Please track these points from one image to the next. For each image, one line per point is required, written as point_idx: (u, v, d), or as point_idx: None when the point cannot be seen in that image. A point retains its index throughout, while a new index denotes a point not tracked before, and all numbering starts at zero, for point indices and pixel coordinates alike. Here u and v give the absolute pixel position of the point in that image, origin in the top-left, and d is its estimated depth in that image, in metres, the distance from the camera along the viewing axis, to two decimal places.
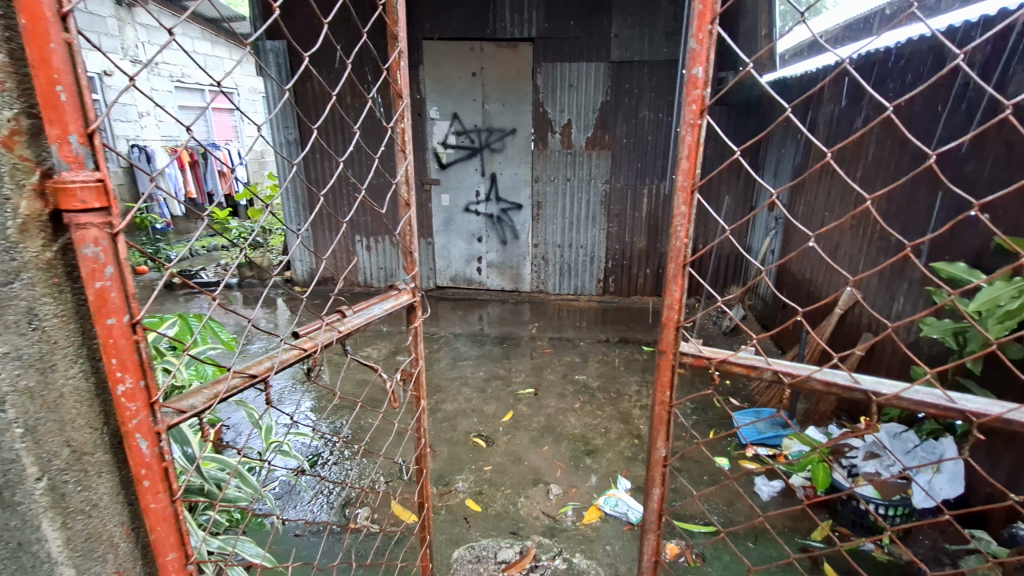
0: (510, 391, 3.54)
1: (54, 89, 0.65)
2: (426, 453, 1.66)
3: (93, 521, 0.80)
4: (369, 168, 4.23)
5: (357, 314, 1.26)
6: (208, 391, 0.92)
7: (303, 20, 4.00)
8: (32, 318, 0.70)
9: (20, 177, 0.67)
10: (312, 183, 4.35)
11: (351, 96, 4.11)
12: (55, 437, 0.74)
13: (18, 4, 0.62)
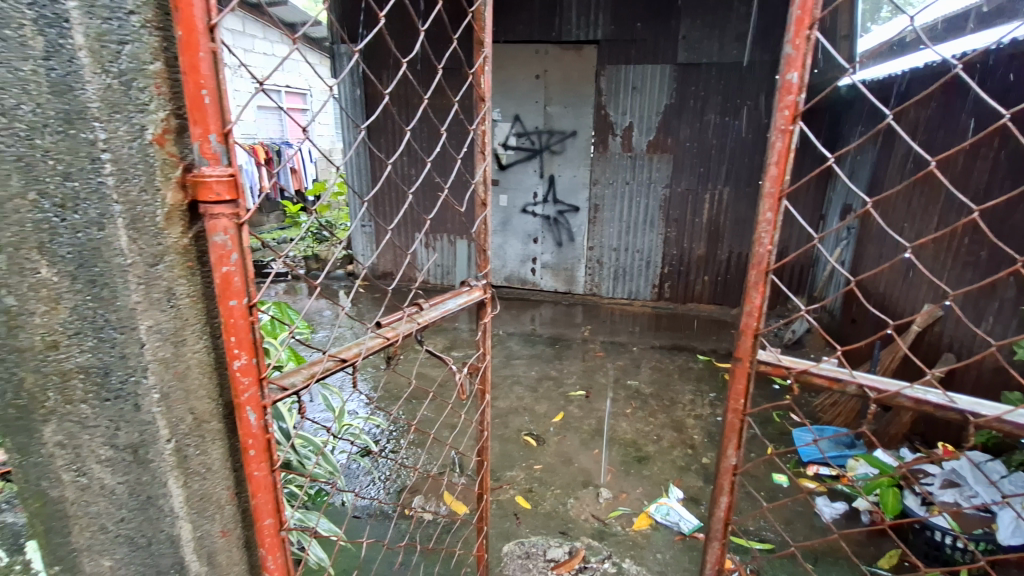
0: (561, 392, 3.55)
1: (200, 93, 0.72)
2: (488, 445, 1.71)
3: (206, 483, 0.89)
4: (430, 169, 4.36)
5: (433, 307, 1.32)
6: (306, 371, 1.00)
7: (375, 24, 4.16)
8: (170, 297, 0.78)
9: (167, 171, 0.74)
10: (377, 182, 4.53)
11: (417, 97, 4.25)
12: (182, 404, 0.83)
13: (178, 18, 0.69)
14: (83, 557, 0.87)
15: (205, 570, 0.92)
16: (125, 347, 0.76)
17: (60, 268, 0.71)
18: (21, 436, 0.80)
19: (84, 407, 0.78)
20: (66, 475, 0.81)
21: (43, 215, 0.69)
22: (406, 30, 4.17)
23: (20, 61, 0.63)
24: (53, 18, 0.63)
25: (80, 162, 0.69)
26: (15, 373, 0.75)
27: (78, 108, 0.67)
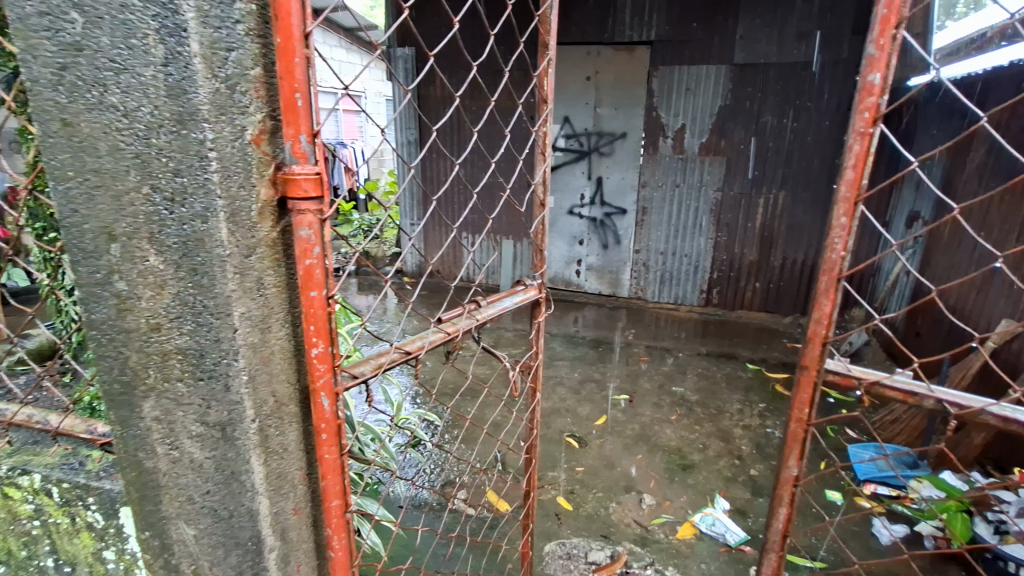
0: (604, 395, 3.53)
1: (294, 96, 0.76)
2: (537, 443, 1.72)
3: (283, 462, 0.94)
4: (479, 170, 4.43)
5: (491, 305, 1.35)
6: (374, 361, 1.05)
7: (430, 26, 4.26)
8: (260, 287, 0.83)
9: (261, 168, 0.78)
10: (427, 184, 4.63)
11: (468, 99, 4.32)
12: (266, 387, 0.88)
13: (278, 26, 0.73)
14: (171, 524, 0.96)
15: (279, 546, 0.96)
16: (219, 332, 0.82)
17: (166, 256, 0.78)
18: (123, 411, 0.90)
19: (180, 386, 0.85)
20: (160, 448, 0.90)
21: (155, 208, 0.76)
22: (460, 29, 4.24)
23: (144, 68, 0.70)
24: (173, 27, 0.68)
25: (188, 159, 0.74)
26: (123, 351, 0.84)
27: (189, 109, 0.72)
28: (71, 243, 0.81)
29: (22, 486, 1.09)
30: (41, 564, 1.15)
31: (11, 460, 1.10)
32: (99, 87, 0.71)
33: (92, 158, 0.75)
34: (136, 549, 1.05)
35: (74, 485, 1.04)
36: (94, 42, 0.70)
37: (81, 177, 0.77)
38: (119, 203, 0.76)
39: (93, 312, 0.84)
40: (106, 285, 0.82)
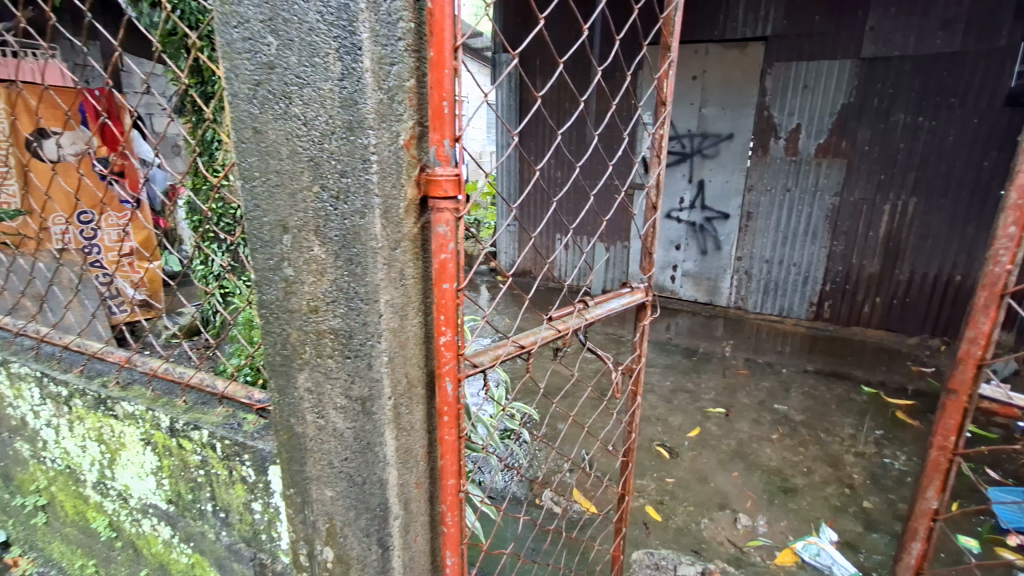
0: (698, 407, 3.40)
1: (442, 104, 0.83)
2: (634, 447, 1.71)
3: (409, 438, 1.02)
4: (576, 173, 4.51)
5: (599, 305, 1.37)
6: (493, 352, 1.12)
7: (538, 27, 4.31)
8: (401, 277, 0.92)
9: (409, 170, 0.87)
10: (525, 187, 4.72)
11: (568, 101, 4.39)
12: (401, 368, 0.97)
13: (433, 40, 0.80)
14: (313, 483, 1.08)
15: (402, 515, 1.05)
16: (367, 316, 0.91)
17: (328, 247, 0.89)
18: (281, 381, 1.03)
19: (330, 361, 0.96)
20: (310, 416, 1.03)
21: (323, 204, 0.86)
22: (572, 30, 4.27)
23: (323, 82, 0.80)
24: (350, 46, 0.77)
25: (354, 162, 0.83)
26: (287, 328, 0.97)
27: (358, 118, 0.81)
28: (251, 233, 0.95)
29: (193, 439, 1.27)
30: (201, 507, 1.34)
31: (186, 416, 1.28)
32: (285, 100, 0.83)
33: (275, 161, 0.87)
34: (280, 503, 1.20)
35: (235, 442, 1.20)
36: (284, 62, 0.81)
37: (264, 177, 0.89)
38: (294, 200, 0.88)
39: (265, 293, 0.98)
40: (277, 270, 0.94)
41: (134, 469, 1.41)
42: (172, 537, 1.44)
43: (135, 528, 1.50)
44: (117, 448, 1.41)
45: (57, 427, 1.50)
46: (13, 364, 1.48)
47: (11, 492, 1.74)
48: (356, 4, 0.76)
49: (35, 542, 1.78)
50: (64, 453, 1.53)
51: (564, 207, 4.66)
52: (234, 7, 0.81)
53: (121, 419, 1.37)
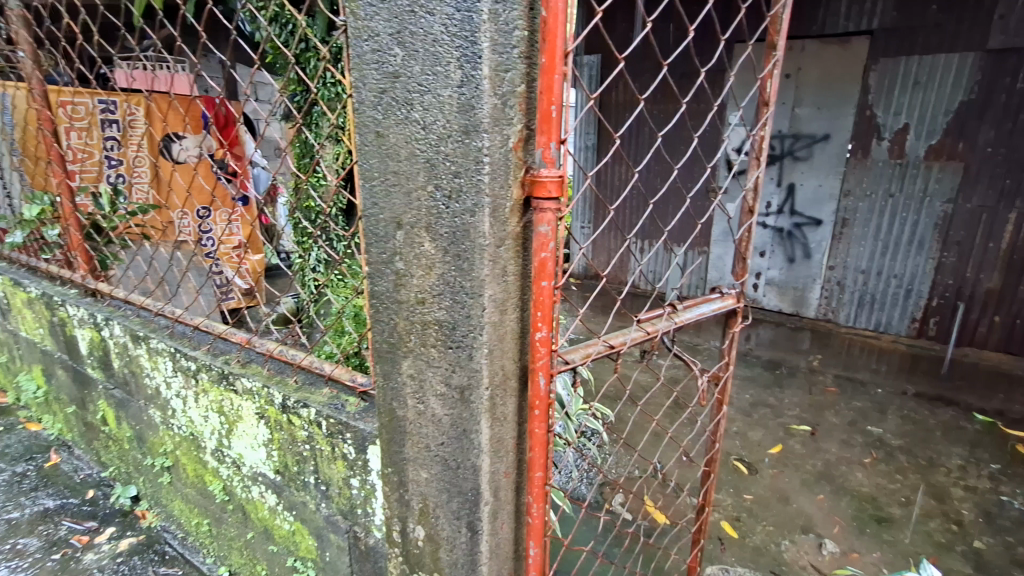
0: (780, 423, 3.22)
1: (550, 108, 0.86)
2: (716, 457, 1.66)
3: (501, 429, 1.07)
4: (671, 177, 4.32)
5: (689, 309, 1.35)
6: (584, 349, 1.14)
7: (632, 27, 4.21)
8: (503, 274, 0.96)
9: (516, 171, 0.91)
10: (602, 189, 4.66)
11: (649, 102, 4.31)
12: (499, 360, 1.01)
13: (546, 48, 0.83)
14: (410, 465, 1.15)
15: (491, 502, 1.10)
16: (471, 310, 0.96)
17: (438, 243, 0.95)
18: (386, 366, 1.11)
19: (433, 350, 1.02)
20: (411, 400, 1.09)
21: (436, 203, 0.92)
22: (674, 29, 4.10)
23: (443, 89, 0.86)
24: (471, 55, 0.82)
25: (468, 164, 0.88)
26: (395, 318, 1.05)
27: (474, 123, 0.85)
28: (368, 229, 1.03)
29: (301, 416, 1.39)
30: (305, 479, 1.46)
31: (297, 394, 1.40)
32: (407, 106, 0.89)
33: (394, 161, 0.94)
34: (377, 481, 1.29)
35: (339, 420, 1.31)
36: (409, 70, 0.87)
37: (383, 177, 0.97)
38: (410, 198, 0.95)
39: (376, 285, 1.06)
40: (389, 264, 1.02)
41: (248, 440, 1.56)
42: (277, 504, 1.58)
43: (245, 494, 1.66)
44: (235, 420, 1.57)
45: (185, 398, 1.68)
46: (152, 340, 1.68)
47: (143, 453, 1.98)
48: (478, 15, 0.80)
49: (160, 499, 2.02)
50: (189, 422, 1.72)
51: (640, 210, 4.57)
52: (365, 21, 0.89)
53: (239, 394, 1.52)
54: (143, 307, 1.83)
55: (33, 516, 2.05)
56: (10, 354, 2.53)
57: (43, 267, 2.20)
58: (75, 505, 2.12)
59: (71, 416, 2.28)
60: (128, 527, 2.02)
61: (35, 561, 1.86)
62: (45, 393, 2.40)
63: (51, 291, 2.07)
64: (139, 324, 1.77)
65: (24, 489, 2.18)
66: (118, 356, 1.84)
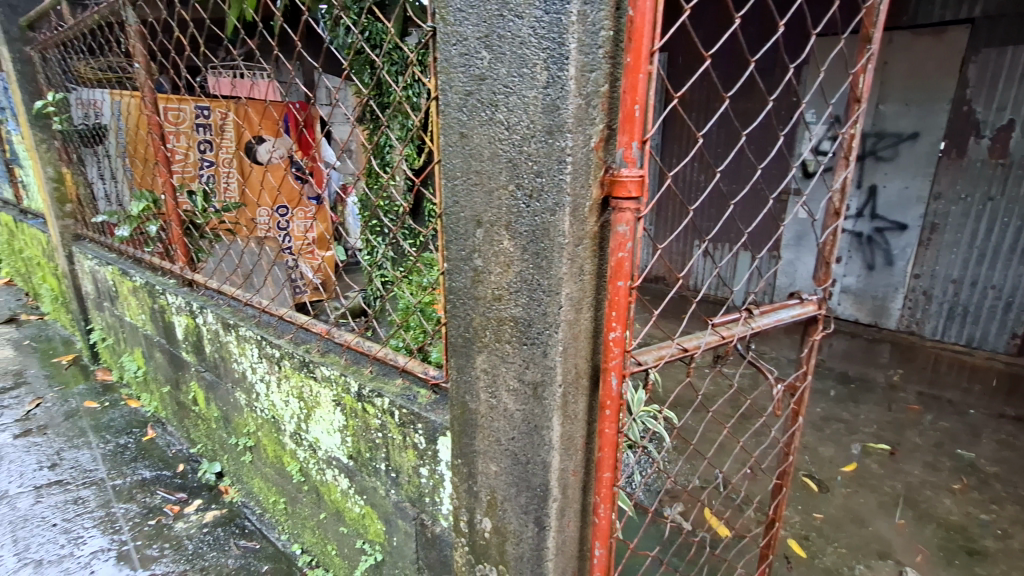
0: (855, 440, 3.03)
1: (633, 108, 0.86)
2: (789, 470, 1.59)
3: (572, 427, 1.08)
4: (752, 179, 4.16)
5: (766, 315, 1.30)
6: (657, 351, 1.13)
7: (718, 23, 4.09)
8: (579, 273, 0.97)
9: (595, 170, 0.92)
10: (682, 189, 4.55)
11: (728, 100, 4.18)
12: (572, 358, 1.02)
13: (631, 48, 0.83)
14: (480, 457, 1.18)
15: (559, 499, 1.11)
16: (547, 307, 0.97)
17: (517, 241, 0.97)
18: (461, 360, 1.14)
19: (508, 346, 1.05)
20: (483, 394, 1.12)
21: (516, 202, 0.94)
22: (764, 26, 3.95)
23: (529, 90, 0.87)
24: (558, 56, 0.83)
25: (550, 164, 0.89)
26: (472, 313, 1.08)
27: (558, 123, 0.86)
28: (448, 227, 1.07)
29: (375, 405, 1.46)
30: (376, 466, 1.53)
31: (372, 384, 1.47)
32: (492, 107, 0.92)
33: (476, 161, 0.97)
34: (445, 472, 1.33)
35: (411, 411, 1.36)
36: (495, 72, 0.90)
37: (465, 176, 1.00)
38: (490, 197, 0.97)
39: (454, 281, 1.09)
40: (467, 261, 1.05)
41: (324, 425, 1.65)
42: (349, 488, 1.66)
43: (319, 476, 1.76)
44: (313, 406, 1.67)
45: (268, 383, 1.80)
46: (241, 328, 1.82)
47: (228, 432, 2.14)
48: (567, 17, 0.81)
49: (241, 476, 2.17)
50: (271, 406, 1.84)
51: (713, 213, 4.43)
52: (454, 26, 0.92)
53: (318, 381, 1.61)
54: (233, 297, 1.98)
55: (132, 484, 2.26)
56: (115, 336, 2.80)
57: (146, 258, 2.42)
58: (168, 477, 2.31)
59: (166, 395, 2.49)
60: (213, 500, 2.20)
61: (135, 525, 2.05)
62: (143, 373, 2.64)
63: (153, 280, 2.27)
64: (230, 312, 1.91)
65: (126, 459, 2.41)
66: (210, 341, 2.00)
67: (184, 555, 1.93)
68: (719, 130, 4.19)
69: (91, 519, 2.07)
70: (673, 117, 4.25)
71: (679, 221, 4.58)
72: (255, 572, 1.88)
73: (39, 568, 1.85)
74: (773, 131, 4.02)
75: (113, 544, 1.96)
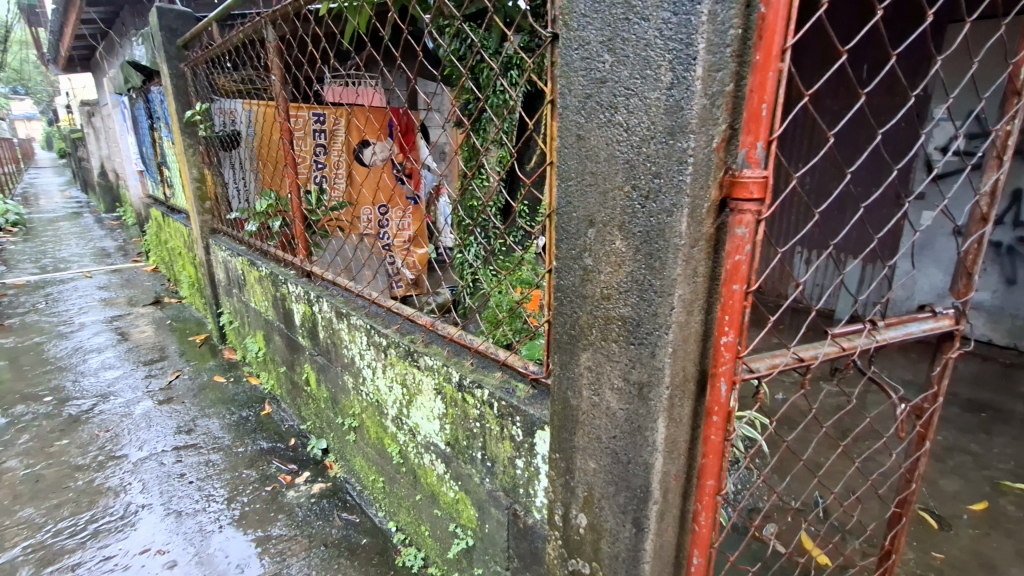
0: (985, 476, 2.69)
1: (760, 106, 0.85)
2: (911, 499, 1.44)
3: (675, 430, 1.06)
4: (889, 179, 3.82)
5: (894, 328, 1.21)
6: (770, 360, 1.08)
7: (855, 13, 3.81)
8: (693, 275, 0.95)
9: (715, 172, 0.90)
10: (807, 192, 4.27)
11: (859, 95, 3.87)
12: (681, 360, 1.01)
13: (761, 45, 0.82)
14: (579, 453, 1.20)
15: (660, 501, 1.09)
16: (658, 308, 0.97)
17: (630, 241, 0.98)
18: (565, 357, 1.17)
19: (614, 345, 1.05)
20: (586, 391, 1.14)
21: (632, 203, 0.95)
22: (908, 14, 3.62)
23: (651, 91, 0.88)
24: (685, 57, 0.83)
25: (670, 164, 0.89)
26: (579, 311, 1.10)
27: (681, 123, 0.86)
28: (560, 226, 1.10)
29: (475, 396, 1.52)
30: (473, 454, 1.60)
31: (473, 375, 1.54)
32: (612, 109, 0.94)
33: (592, 163, 0.99)
34: (542, 465, 1.37)
35: (510, 403, 1.41)
36: (616, 75, 0.91)
37: (579, 177, 1.03)
38: (604, 198, 0.99)
39: (563, 279, 1.12)
40: (578, 259, 1.08)
41: (425, 411, 1.75)
42: (445, 473, 1.75)
43: (418, 459, 1.87)
44: (415, 393, 1.78)
45: (374, 368, 1.95)
46: (353, 317, 1.98)
47: (336, 412, 2.33)
48: (697, 17, 0.81)
49: (345, 454, 2.35)
50: (376, 390, 1.98)
51: (839, 219, 4.12)
52: (577, 31, 0.95)
53: (421, 369, 1.71)
54: (347, 288, 2.16)
55: (252, 452, 2.53)
56: (240, 320, 3.14)
57: (270, 251, 2.69)
58: (282, 449, 2.56)
59: (282, 375, 2.76)
60: (319, 474, 2.40)
61: (254, 489, 2.30)
62: (263, 354, 2.93)
63: (277, 270, 2.52)
64: (343, 302, 2.09)
65: (247, 430, 2.70)
66: (324, 328, 2.20)
67: (295, 520, 2.13)
68: (851, 128, 3.89)
69: (220, 480, 2.35)
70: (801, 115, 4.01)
71: (801, 226, 4.29)
72: (355, 543, 2.04)
73: (179, 518, 2.13)
74: (915, 127, 3.66)
75: (238, 504, 2.21)
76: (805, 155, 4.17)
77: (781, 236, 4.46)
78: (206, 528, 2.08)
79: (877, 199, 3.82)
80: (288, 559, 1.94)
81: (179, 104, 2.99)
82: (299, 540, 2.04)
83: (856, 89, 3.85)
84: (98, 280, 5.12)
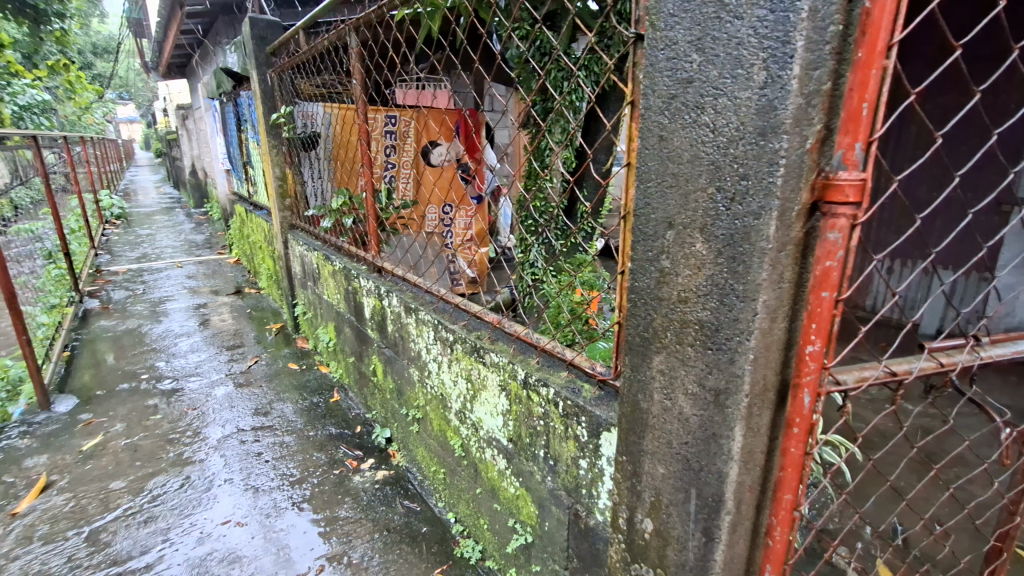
0: None
1: (861, 107, 0.81)
2: (1013, 534, 1.32)
3: (753, 440, 1.03)
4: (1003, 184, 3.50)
5: (1001, 345, 1.11)
6: (858, 373, 1.03)
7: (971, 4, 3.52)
8: (779, 280, 0.92)
9: (808, 174, 0.87)
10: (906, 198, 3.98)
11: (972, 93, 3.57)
12: (762, 369, 0.98)
13: (864, 42, 0.78)
14: (647, 457, 1.18)
15: (733, 512, 1.07)
16: (740, 313, 0.95)
17: (711, 245, 0.96)
18: (637, 360, 1.15)
19: (690, 350, 1.03)
20: (658, 395, 1.13)
21: (715, 205, 0.93)
22: None
23: (742, 91, 0.86)
24: (781, 55, 0.81)
25: (760, 166, 0.87)
26: (654, 313, 1.09)
27: (774, 123, 0.84)
28: (637, 228, 1.09)
29: (540, 394, 1.54)
30: (535, 452, 1.62)
31: (538, 373, 1.56)
32: (698, 109, 0.92)
33: (674, 164, 0.98)
34: (606, 467, 1.37)
35: (576, 403, 1.42)
36: (704, 75, 0.90)
37: (660, 179, 1.01)
38: (686, 199, 0.97)
39: (638, 281, 1.11)
40: (654, 261, 1.06)
41: (489, 407, 1.79)
42: (506, 468, 1.78)
43: (480, 454, 1.91)
44: (480, 388, 1.82)
45: (440, 362, 2.01)
46: (421, 312, 2.05)
47: (401, 404, 2.42)
48: (797, 14, 0.78)
49: (408, 444, 2.44)
50: (441, 384, 2.05)
51: (943, 227, 3.81)
52: (664, 31, 0.94)
53: (487, 366, 1.75)
54: (415, 285, 2.23)
55: (322, 437, 2.67)
56: (313, 312, 3.33)
57: (344, 247, 2.83)
58: (349, 436, 2.69)
59: (350, 365, 2.89)
60: (383, 461, 2.50)
61: (324, 472, 2.43)
62: (333, 345, 3.09)
63: (349, 265, 2.64)
64: (412, 297, 2.16)
65: (317, 415, 2.85)
66: (393, 321, 2.29)
67: (361, 504, 2.24)
68: (962, 128, 3.60)
69: (293, 460, 2.50)
70: (903, 115, 3.75)
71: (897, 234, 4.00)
72: (416, 531, 2.11)
73: (257, 494, 2.28)
74: None
75: (309, 485, 2.34)
76: (908, 159, 3.80)
77: (876, 245, 4.17)
78: (280, 504, 2.22)
79: (989, 205, 3.51)
80: (354, 541, 2.04)
81: (266, 107, 3.20)
82: (363, 523, 2.13)
83: (970, 86, 3.55)
84: (187, 270, 5.57)
